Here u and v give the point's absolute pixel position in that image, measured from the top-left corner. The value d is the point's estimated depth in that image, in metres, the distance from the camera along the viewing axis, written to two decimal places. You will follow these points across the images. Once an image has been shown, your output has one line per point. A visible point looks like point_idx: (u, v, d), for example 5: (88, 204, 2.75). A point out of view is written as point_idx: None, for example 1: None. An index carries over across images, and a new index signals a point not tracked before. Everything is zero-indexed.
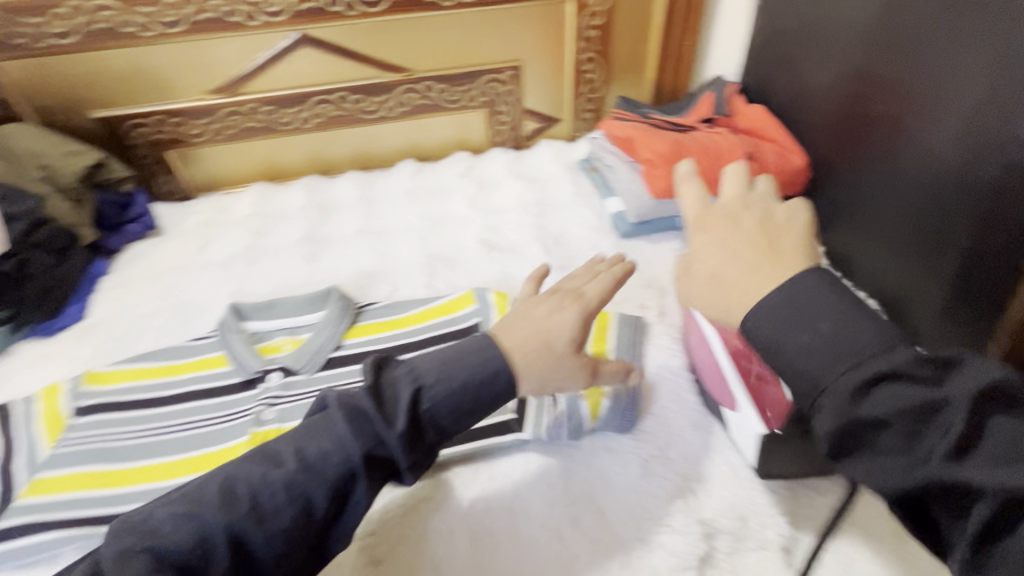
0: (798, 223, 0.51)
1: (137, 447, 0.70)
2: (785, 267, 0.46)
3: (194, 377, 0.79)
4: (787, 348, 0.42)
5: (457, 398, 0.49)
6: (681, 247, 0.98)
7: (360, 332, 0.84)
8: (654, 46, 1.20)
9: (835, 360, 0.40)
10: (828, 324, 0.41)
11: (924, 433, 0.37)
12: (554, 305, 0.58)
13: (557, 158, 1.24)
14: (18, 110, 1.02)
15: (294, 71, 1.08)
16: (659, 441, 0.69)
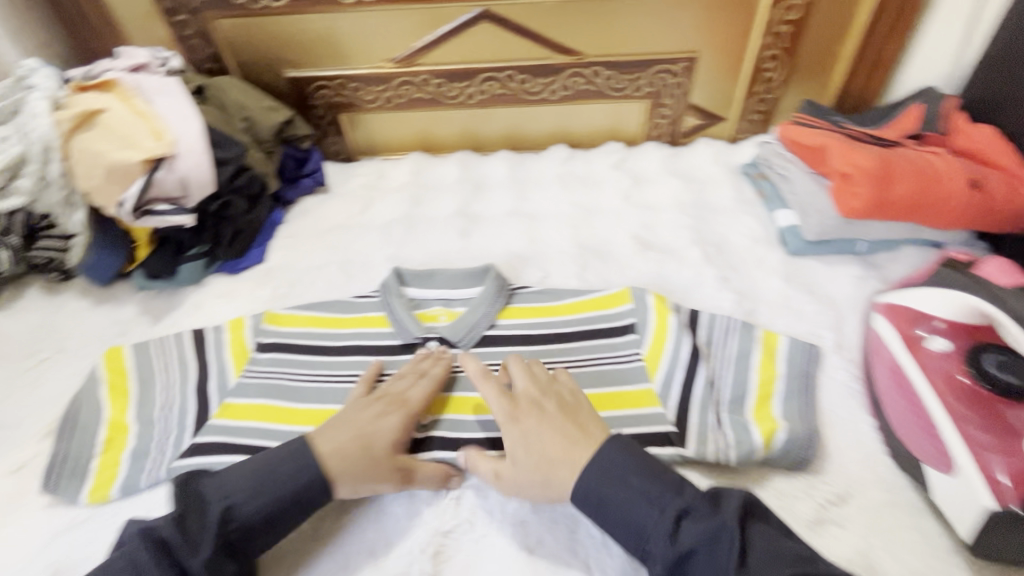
0: (588, 412, 0.61)
1: (308, 391, 0.74)
2: (586, 444, 0.57)
3: (358, 333, 0.80)
4: (610, 497, 0.53)
5: (270, 512, 0.56)
6: (865, 275, 0.87)
7: (513, 314, 0.82)
8: (852, 47, 1.08)
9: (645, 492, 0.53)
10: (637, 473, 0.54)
11: (766, 559, 0.46)
12: (380, 410, 0.65)
13: (718, 160, 1.16)
14: (227, 64, 1.13)
15: (470, 46, 1.10)
16: (838, 488, 0.63)
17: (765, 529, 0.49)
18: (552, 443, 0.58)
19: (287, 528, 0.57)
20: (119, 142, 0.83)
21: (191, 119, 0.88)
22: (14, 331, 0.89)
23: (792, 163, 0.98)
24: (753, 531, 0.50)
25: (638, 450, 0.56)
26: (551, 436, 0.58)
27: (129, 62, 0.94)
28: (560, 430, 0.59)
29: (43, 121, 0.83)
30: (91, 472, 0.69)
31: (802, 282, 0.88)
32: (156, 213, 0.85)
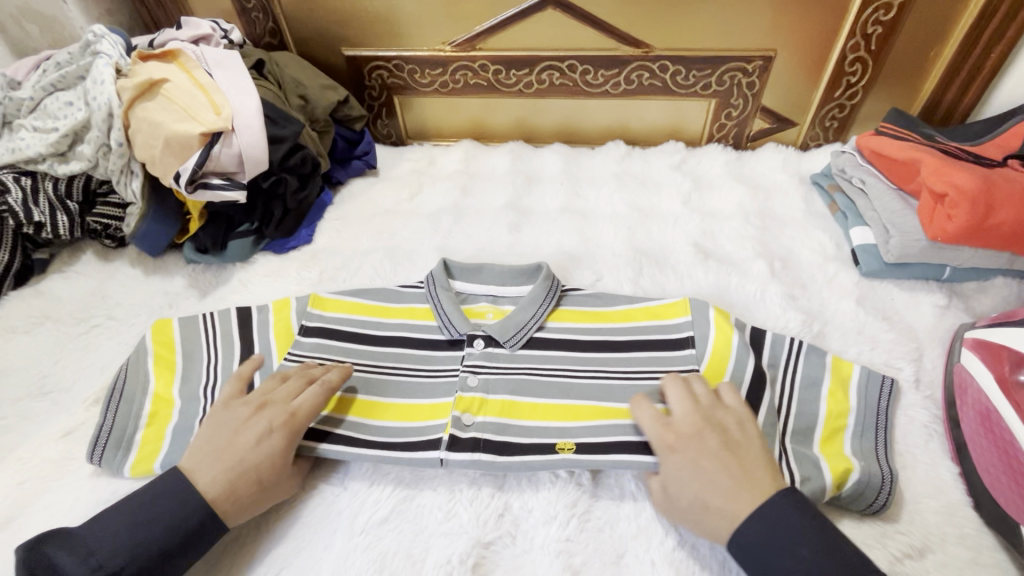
0: (763, 455, 0.58)
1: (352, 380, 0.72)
2: (753, 491, 0.54)
3: (403, 324, 0.78)
4: (760, 545, 0.52)
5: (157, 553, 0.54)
6: (946, 304, 0.81)
7: (562, 317, 0.77)
8: (949, 54, 0.99)
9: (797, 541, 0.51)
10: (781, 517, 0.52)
11: None
12: (257, 431, 0.62)
13: (786, 167, 1.09)
14: (285, 39, 1.11)
15: (534, 32, 1.05)
16: (913, 540, 0.58)
17: None
18: (718, 477, 0.55)
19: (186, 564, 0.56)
20: (177, 114, 0.82)
21: (250, 95, 0.87)
22: (68, 294, 0.90)
23: (873, 177, 0.91)
24: None
25: (814, 509, 0.53)
26: (715, 468, 0.56)
27: (192, 33, 0.93)
28: (723, 467, 0.56)
29: (108, 88, 0.82)
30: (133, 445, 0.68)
31: (877, 307, 0.82)
32: (211, 187, 0.84)
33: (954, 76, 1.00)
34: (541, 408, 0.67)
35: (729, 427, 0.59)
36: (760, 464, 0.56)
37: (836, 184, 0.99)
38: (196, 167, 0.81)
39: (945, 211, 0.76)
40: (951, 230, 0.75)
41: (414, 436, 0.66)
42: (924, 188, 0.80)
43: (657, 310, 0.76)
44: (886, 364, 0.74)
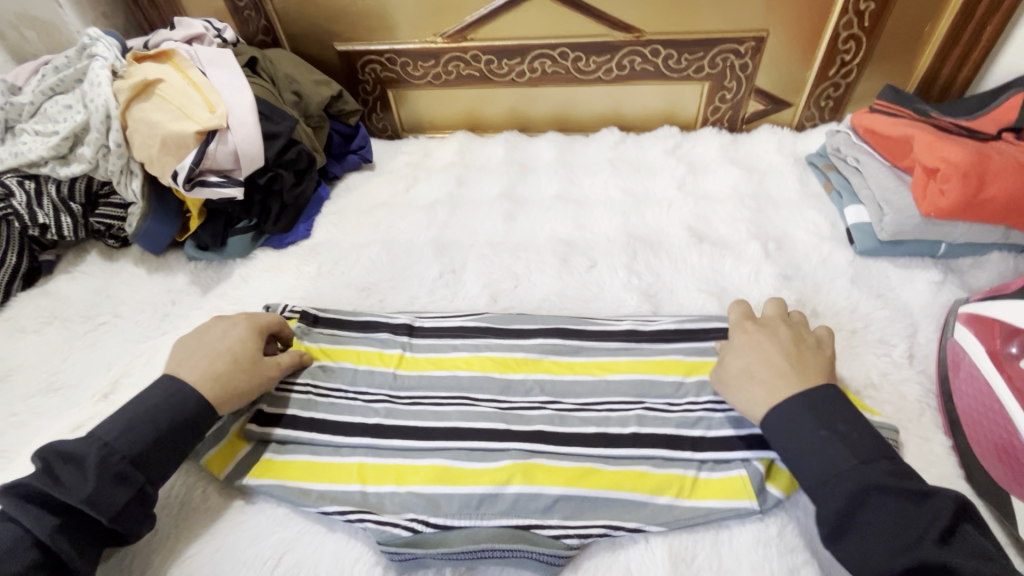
0: (817, 367, 0.58)
1: (354, 374, 0.73)
2: (804, 378, 0.56)
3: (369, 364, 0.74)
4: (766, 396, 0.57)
5: (134, 428, 0.57)
6: (942, 280, 0.81)
7: (542, 368, 0.72)
8: (944, 27, 0.97)
9: (839, 449, 0.50)
10: (784, 373, 0.57)
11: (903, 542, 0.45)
12: (227, 326, 0.69)
13: (781, 149, 1.08)
14: (278, 36, 1.12)
15: (524, 21, 1.05)
16: None
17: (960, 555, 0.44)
18: (757, 385, 0.58)
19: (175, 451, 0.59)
20: (172, 114, 0.83)
21: (244, 92, 0.88)
22: (75, 294, 0.92)
23: (867, 155, 0.91)
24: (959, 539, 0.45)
25: (838, 407, 0.54)
26: (757, 373, 0.59)
27: (186, 33, 0.94)
28: (775, 368, 0.58)
29: (105, 90, 0.84)
30: (215, 438, 0.67)
31: (871, 285, 0.82)
32: (209, 184, 0.85)
33: (949, 51, 0.99)
34: (470, 469, 0.63)
35: (795, 342, 0.61)
36: (812, 362, 0.59)
37: (832, 164, 0.98)
38: (193, 165, 0.82)
39: (938, 185, 0.76)
40: (944, 205, 0.75)
41: (392, 501, 0.61)
42: (916, 164, 0.80)
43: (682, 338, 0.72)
44: (882, 341, 0.74)
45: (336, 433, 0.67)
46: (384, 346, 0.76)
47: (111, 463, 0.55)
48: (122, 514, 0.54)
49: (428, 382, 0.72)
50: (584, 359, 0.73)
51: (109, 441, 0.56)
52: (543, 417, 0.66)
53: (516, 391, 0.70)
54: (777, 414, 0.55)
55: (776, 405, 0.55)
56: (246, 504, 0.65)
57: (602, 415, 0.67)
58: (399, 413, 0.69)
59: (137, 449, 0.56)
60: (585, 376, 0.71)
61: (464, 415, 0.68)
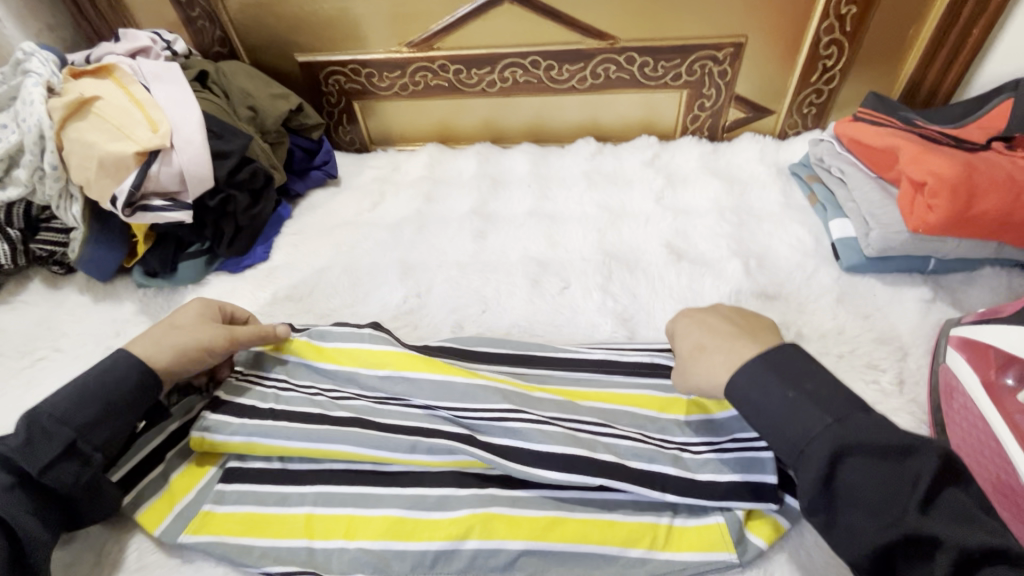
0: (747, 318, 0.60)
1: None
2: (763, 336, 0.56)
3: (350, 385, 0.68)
4: (726, 372, 0.53)
5: (84, 398, 0.56)
6: (932, 297, 0.76)
7: None
8: (928, 30, 0.93)
9: (810, 412, 0.46)
10: (741, 350, 0.54)
11: (887, 500, 0.42)
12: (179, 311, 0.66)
13: (763, 158, 1.04)
14: (235, 48, 1.06)
15: (492, 28, 1.00)
16: None
17: (944, 508, 0.41)
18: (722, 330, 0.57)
19: (124, 420, 0.58)
20: (111, 133, 0.78)
21: (191, 108, 0.83)
22: (13, 326, 0.86)
23: (853, 166, 0.86)
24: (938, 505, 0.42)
25: (788, 366, 0.50)
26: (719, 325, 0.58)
27: (130, 46, 0.89)
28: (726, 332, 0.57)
29: (37, 109, 0.78)
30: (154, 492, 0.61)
31: (858, 305, 0.77)
32: (153, 209, 0.79)
33: (934, 55, 0.96)
34: (427, 520, 0.58)
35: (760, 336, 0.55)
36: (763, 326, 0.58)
37: (815, 174, 0.94)
38: (133, 189, 0.77)
39: (926, 200, 0.72)
40: (932, 220, 0.71)
41: (341, 559, 0.56)
42: (903, 176, 0.76)
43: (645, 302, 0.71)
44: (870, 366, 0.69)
45: (283, 483, 0.62)
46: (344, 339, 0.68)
47: (39, 420, 0.53)
48: (54, 467, 0.53)
49: None
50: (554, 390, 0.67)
51: (56, 407, 0.54)
52: None
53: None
54: (745, 382, 0.51)
55: (741, 377, 0.51)
56: (181, 564, 0.59)
57: None
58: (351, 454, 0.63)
59: (67, 407, 0.55)
60: None
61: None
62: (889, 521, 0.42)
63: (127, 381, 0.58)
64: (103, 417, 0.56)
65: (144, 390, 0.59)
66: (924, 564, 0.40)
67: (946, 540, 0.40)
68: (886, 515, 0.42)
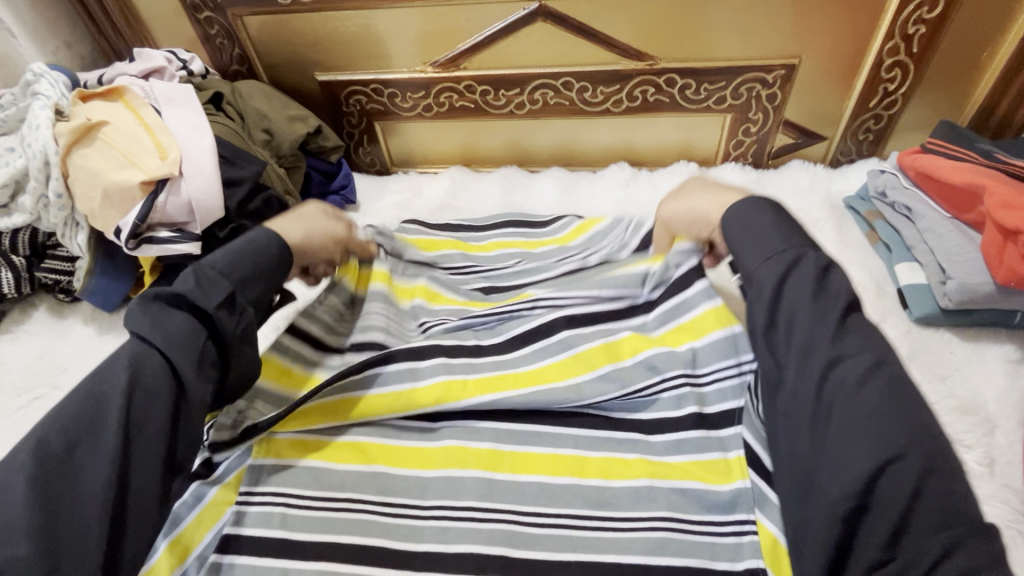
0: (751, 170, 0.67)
1: (313, 476, 0.59)
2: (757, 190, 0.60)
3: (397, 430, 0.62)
4: (755, 246, 0.50)
5: (238, 258, 0.52)
6: (1018, 359, 0.67)
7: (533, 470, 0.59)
8: (1006, 53, 0.85)
9: (827, 312, 0.44)
10: (792, 229, 0.50)
11: (866, 412, 0.40)
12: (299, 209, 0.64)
13: (815, 189, 0.95)
14: (253, 66, 1.02)
15: (523, 48, 0.94)
16: None
17: (906, 422, 0.40)
18: (728, 193, 0.61)
19: (271, 287, 0.54)
20: (116, 161, 0.73)
21: (202, 134, 0.78)
22: (12, 360, 0.82)
23: (920, 202, 0.77)
24: (900, 410, 0.40)
25: (804, 266, 0.47)
26: (730, 190, 0.61)
27: (143, 67, 0.85)
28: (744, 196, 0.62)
29: (43, 133, 0.74)
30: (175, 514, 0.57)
31: (932, 364, 0.68)
32: (158, 240, 0.74)
33: (1011, 81, 0.87)
34: None
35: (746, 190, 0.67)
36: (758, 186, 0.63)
37: (877, 211, 0.85)
38: (138, 220, 0.72)
39: (1018, 250, 0.63)
40: None
41: None
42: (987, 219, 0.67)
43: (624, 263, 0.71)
44: (950, 442, 0.61)
45: (285, 554, 0.54)
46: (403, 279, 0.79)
47: (214, 275, 0.49)
48: (230, 321, 0.49)
49: (405, 483, 0.59)
50: (587, 458, 0.60)
51: (212, 262, 0.51)
52: (544, 536, 0.55)
53: (506, 496, 0.58)
54: (777, 264, 0.47)
55: (781, 258, 0.48)
56: None
57: (609, 537, 0.55)
58: (362, 526, 0.56)
59: (231, 263, 0.51)
60: (588, 481, 0.58)
61: (442, 534, 0.56)
62: (856, 432, 0.40)
63: (274, 246, 0.55)
64: (260, 282, 0.52)
65: (283, 262, 0.55)
66: (857, 465, 0.39)
67: (902, 455, 0.38)
68: (861, 426, 0.40)
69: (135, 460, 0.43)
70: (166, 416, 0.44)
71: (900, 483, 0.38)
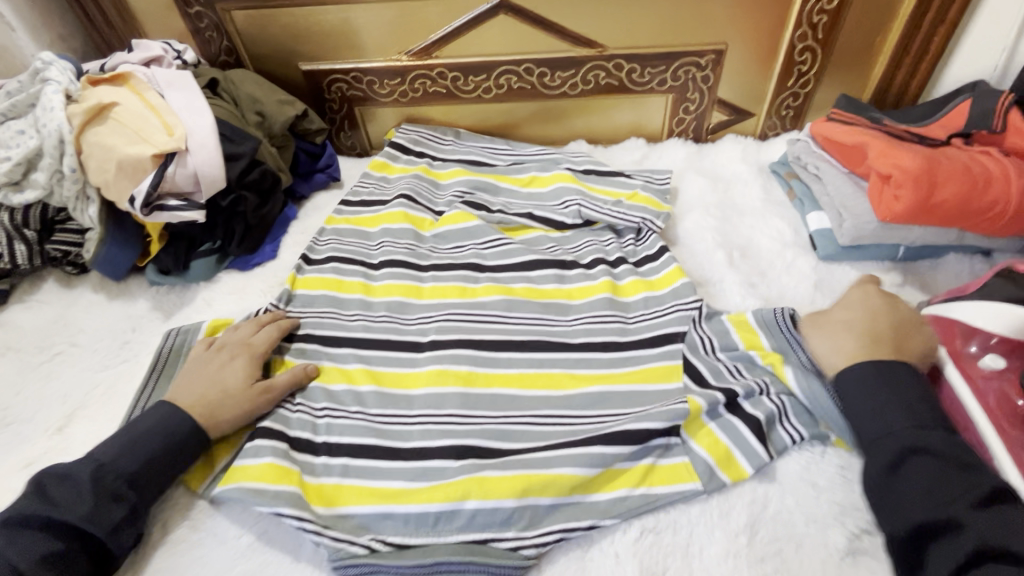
0: (921, 326, 0.68)
1: (329, 393, 0.74)
2: (885, 354, 0.64)
3: (379, 391, 0.74)
4: (878, 409, 0.60)
5: (132, 449, 0.63)
6: (900, 282, 0.83)
7: (508, 383, 0.74)
8: (894, 38, 1.01)
9: (940, 497, 0.52)
10: (914, 407, 0.59)
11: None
12: (227, 358, 0.73)
13: (745, 158, 1.10)
14: (241, 57, 1.11)
15: (489, 38, 1.06)
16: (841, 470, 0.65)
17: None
18: (849, 342, 0.66)
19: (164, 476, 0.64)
20: (129, 137, 0.82)
21: (204, 114, 0.87)
22: (29, 325, 0.89)
23: (826, 162, 0.93)
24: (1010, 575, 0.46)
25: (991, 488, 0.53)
26: (851, 334, 0.67)
27: (142, 55, 0.93)
28: (870, 331, 0.66)
29: (57, 115, 0.82)
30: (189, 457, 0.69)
31: (834, 290, 0.83)
32: (168, 208, 0.83)
33: (900, 60, 1.03)
34: (426, 505, 0.62)
35: (911, 308, 0.69)
36: (911, 340, 0.66)
37: (793, 172, 1.00)
38: (150, 189, 0.81)
39: (892, 191, 0.78)
40: (898, 210, 0.77)
41: (371, 526, 0.63)
42: (872, 171, 0.82)
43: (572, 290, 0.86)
44: None
45: (312, 451, 0.69)
46: (390, 253, 0.92)
47: (110, 479, 0.61)
48: (118, 529, 0.59)
49: (390, 401, 0.73)
50: (571, 378, 0.74)
51: (105, 461, 0.62)
52: (520, 431, 0.69)
53: (481, 405, 0.72)
54: (892, 446, 0.57)
55: (899, 435, 0.57)
56: (204, 536, 0.64)
57: (564, 429, 0.69)
58: (358, 429, 0.70)
59: (129, 462, 0.62)
60: (550, 392, 0.73)
61: (426, 434, 0.69)
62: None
63: (193, 434, 0.66)
64: (158, 472, 0.63)
65: (194, 437, 0.66)
66: None
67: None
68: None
69: None
70: None
71: None
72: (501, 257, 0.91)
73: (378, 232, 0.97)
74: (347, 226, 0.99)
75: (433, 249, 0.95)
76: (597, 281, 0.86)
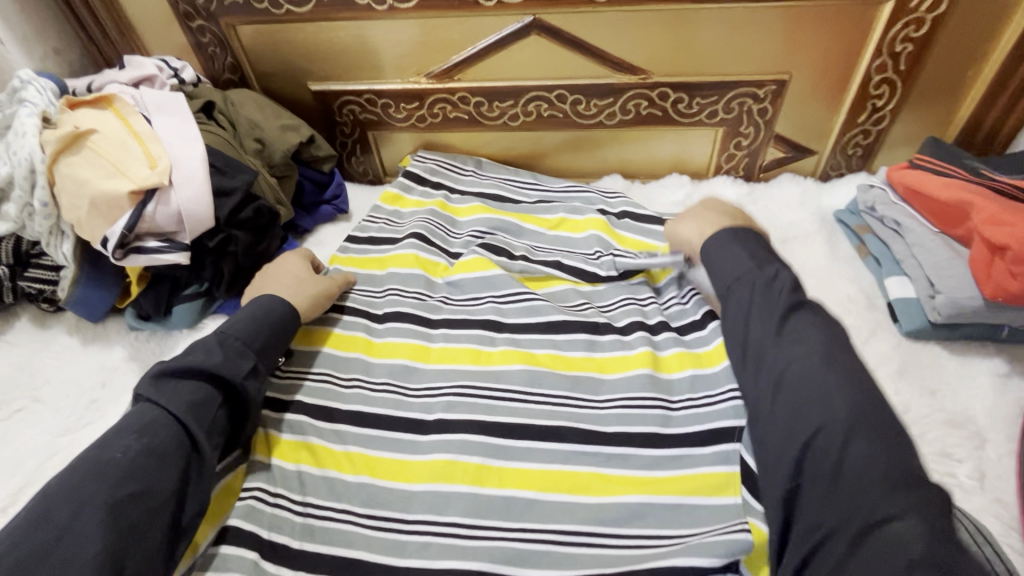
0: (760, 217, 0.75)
1: (315, 482, 0.63)
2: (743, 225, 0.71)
3: (372, 482, 0.63)
4: (730, 264, 0.61)
5: (253, 329, 0.65)
6: (1006, 373, 0.68)
7: (526, 483, 0.61)
8: (990, 71, 0.86)
9: (768, 321, 0.55)
10: (752, 252, 0.61)
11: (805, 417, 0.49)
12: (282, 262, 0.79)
13: (804, 203, 0.97)
14: (246, 74, 1.02)
15: (518, 60, 0.94)
16: None
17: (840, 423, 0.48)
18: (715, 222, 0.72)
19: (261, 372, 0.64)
20: (106, 169, 0.72)
21: (193, 143, 0.77)
22: None
23: (909, 217, 0.79)
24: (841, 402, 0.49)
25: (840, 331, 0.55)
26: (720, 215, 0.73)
27: (133, 74, 0.84)
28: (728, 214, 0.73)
29: (30, 141, 0.73)
30: None
31: (923, 378, 0.69)
32: (146, 251, 0.73)
33: (995, 98, 0.88)
34: None
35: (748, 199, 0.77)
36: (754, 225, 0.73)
37: (866, 225, 0.86)
38: (126, 231, 0.71)
39: (1007, 266, 0.64)
40: (1014, 289, 0.63)
41: None
42: (976, 236, 0.68)
43: (604, 361, 0.73)
44: (943, 454, 0.62)
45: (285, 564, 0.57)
46: (396, 304, 0.81)
47: (230, 341, 0.63)
48: (247, 379, 0.61)
49: (385, 497, 0.61)
50: (602, 478, 0.61)
51: (227, 330, 0.64)
52: (540, 553, 0.57)
53: (493, 512, 0.59)
54: (740, 287, 0.59)
55: (747, 278, 0.59)
56: None
57: (594, 553, 0.56)
58: (345, 535, 0.59)
59: (245, 332, 0.64)
60: (577, 498, 0.60)
61: (425, 550, 0.57)
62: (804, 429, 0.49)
63: (288, 317, 0.69)
64: (268, 345, 0.66)
65: (285, 329, 0.69)
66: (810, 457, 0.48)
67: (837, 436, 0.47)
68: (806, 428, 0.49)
69: (149, 514, 0.51)
70: (178, 474, 0.54)
71: (833, 427, 0.47)
72: (522, 315, 0.79)
73: (384, 278, 0.86)
74: (351, 269, 0.88)
75: (446, 301, 0.83)
76: (635, 352, 0.72)
